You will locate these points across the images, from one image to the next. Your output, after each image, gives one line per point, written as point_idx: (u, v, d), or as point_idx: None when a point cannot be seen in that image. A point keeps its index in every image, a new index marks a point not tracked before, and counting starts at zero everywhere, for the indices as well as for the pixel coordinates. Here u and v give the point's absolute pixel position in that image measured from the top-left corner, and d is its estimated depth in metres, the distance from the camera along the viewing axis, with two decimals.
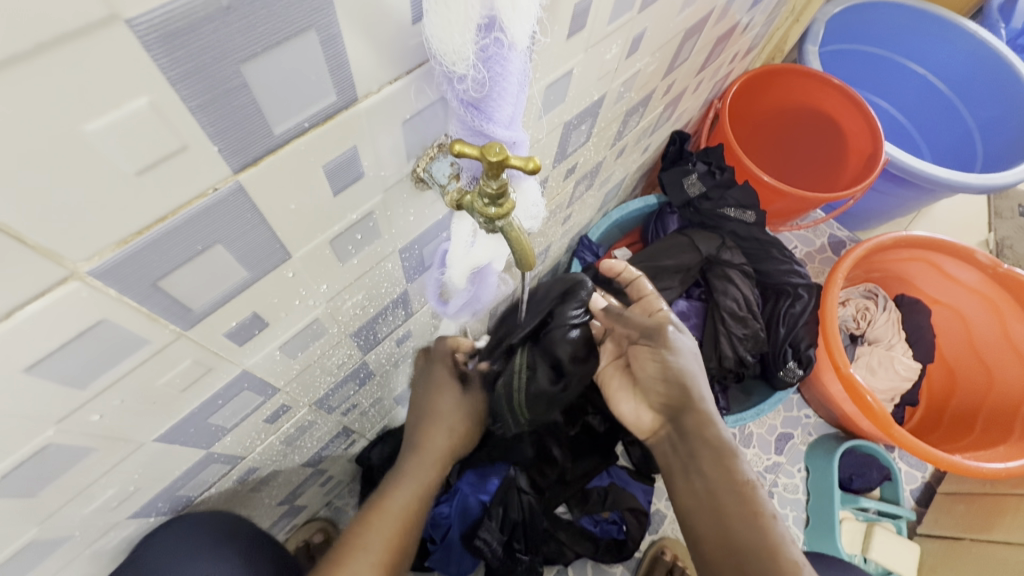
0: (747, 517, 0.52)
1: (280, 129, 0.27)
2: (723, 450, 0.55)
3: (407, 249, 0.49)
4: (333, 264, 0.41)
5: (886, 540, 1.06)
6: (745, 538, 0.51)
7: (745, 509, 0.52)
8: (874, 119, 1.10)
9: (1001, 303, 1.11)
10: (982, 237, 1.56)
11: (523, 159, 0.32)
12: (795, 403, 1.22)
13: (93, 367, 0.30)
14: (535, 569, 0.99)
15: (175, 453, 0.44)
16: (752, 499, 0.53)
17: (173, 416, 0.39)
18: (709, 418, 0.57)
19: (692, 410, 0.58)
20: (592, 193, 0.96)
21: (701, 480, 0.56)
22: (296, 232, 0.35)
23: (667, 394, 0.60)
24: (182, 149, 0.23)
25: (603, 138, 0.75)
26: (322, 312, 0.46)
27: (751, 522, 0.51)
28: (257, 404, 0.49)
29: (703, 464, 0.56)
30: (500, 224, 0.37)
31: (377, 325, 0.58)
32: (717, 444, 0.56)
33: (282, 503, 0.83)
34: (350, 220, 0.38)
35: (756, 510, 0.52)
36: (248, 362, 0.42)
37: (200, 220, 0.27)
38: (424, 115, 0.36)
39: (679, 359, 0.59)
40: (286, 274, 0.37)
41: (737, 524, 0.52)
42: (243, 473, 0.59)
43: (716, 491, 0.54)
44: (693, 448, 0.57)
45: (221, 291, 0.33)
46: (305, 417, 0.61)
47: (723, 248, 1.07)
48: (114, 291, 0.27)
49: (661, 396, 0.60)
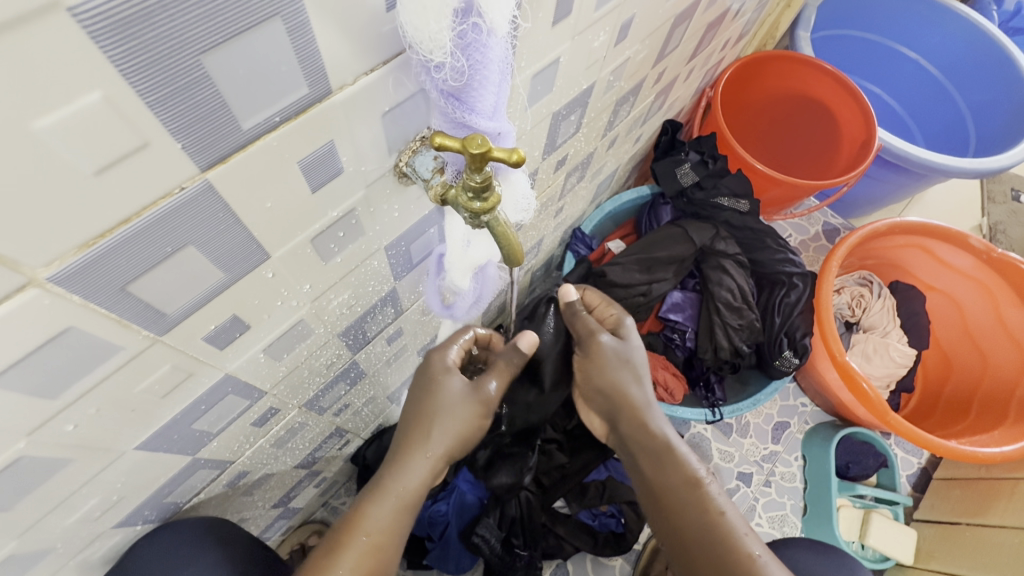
0: (700, 526, 0.51)
1: (248, 125, 0.26)
2: (664, 448, 0.56)
3: (393, 246, 0.48)
4: (316, 263, 0.40)
5: (883, 525, 1.07)
6: (703, 545, 0.51)
7: (692, 511, 0.52)
8: (866, 104, 1.09)
9: (995, 287, 1.10)
10: (975, 222, 1.56)
11: (506, 151, 0.31)
12: (792, 392, 1.22)
13: (63, 376, 0.28)
14: (535, 564, 0.98)
15: (160, 461, 0.43)
16: (700, 496, 0.53)
17: (153, 423, 0.38)
18: (646, 418, 0.58)
19: (631, 416, 0.59)
20: (584, 184, 0.94)
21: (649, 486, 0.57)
22: (272, 231, 0.33)
23: (606, 399, 0.61)
24: (142, 146, 0.22)
25: (593, 128, 0.74)
26: (307, 313, 0.44)
27: (700, 518, 0.52)
28: (243, 408, 0.48)
29: (649, 470, 0.57)
30: (485, 219, 0.36)
31: (367, 323, 0.57)
32: (655, 445, 0.56)
33: (276, 505, 0.82)
34: (331, 218, 0.37)
35: (704, 506, 0.52)
36: (232, 366, 0.41)
37: (170, 219, 0.26)
38: (404, 108, 0.34)
39: (611, 362, 0.59)
40: (266, 274, 0.36)
41: (688, 525, 0.52)
42: (234, 477, 0.59)
43: (668, 502, 0.54)
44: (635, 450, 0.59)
45: (196, 295, 0.32)
46: (295, 418, 0.61)
47: (717, 237, 1.07)
48: (80, 297, 0.25)
49: (606, 403, 0.62)
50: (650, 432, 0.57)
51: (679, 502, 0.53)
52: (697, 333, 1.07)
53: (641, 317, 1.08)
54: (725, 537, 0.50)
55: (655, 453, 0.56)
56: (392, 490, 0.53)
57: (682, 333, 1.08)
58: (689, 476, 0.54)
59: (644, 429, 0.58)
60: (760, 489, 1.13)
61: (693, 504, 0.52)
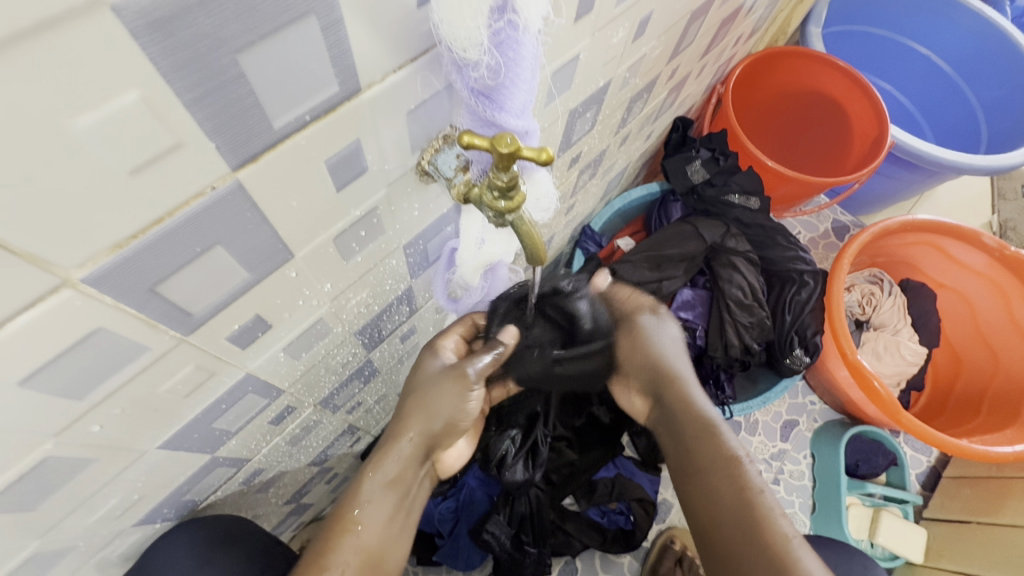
0: (737, 499, 0.50)
1: (279, 123, 0.25)
2: (708, 423, 0.56)
3: (411, 244, 0.48)
4: (337, 262, 0.40)
5: (893, 524, 1.07)
6: (738, 518, 0.49)
7: (730, 482, 0.51)
8: (879, 101, 1.08)
9: (1007, 285, 1.10)
10: (986, 219, 1.55)
11: (535, 150, 0.31)
12: (800, 390, 1.22)
13: (91, 377, 0.28)
14: (545, 561, 0.98)
15: (181, 459, 0.43)
16: (739, 471, 0.52)
17: (175, 423, 0.38)
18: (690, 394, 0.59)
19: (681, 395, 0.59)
20: (595, 181, 0.94)
21: (687, 457, 0.56)
22: (295, 230, 0.33)
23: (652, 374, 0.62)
24: (178, 146, 0.22)
25: (607, 125, 0.73)
26: (327, 311, 0.44)
27: (739, 494, 0.50)
28: (261, 407, 0.48)
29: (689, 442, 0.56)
30: (510, 217, 0.36)
31: (382, 322, 0.57)
32: (695, 421, 0.56)
33: (288, 502, 0.82)
34: (353, 217, 0.37)
35: (743, 483, 0.51)
36: (252, 365, 0.41)
37: (200, 219, 0.26)
38: (429, 106, 0.34)
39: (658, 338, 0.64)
40: (289, 274, 0.36)
41: (725, 500, 0.50)
42: (249, 475, 0.59)
43: (704, 473, 0.53)
44: (677, 424, 0.58)
45: (222, 294, 0.31)
46: (310, 416, 0.61)
47: (728, 235, 1.06)
48: (110, 298, 0.25)
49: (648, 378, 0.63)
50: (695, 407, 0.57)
51: (718, 473, 0.52)
52: (707, 331, 1.06)
53: None
54: (761, 514, 0.49)
55: (698, 428, 0.56)
56: (375, 469, 0.51)
57: (693, 331, 1.05)
58: (728, 452, 0.53)
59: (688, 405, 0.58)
60: (769, 487, 1.13)
61: (732, 481, 0.51)
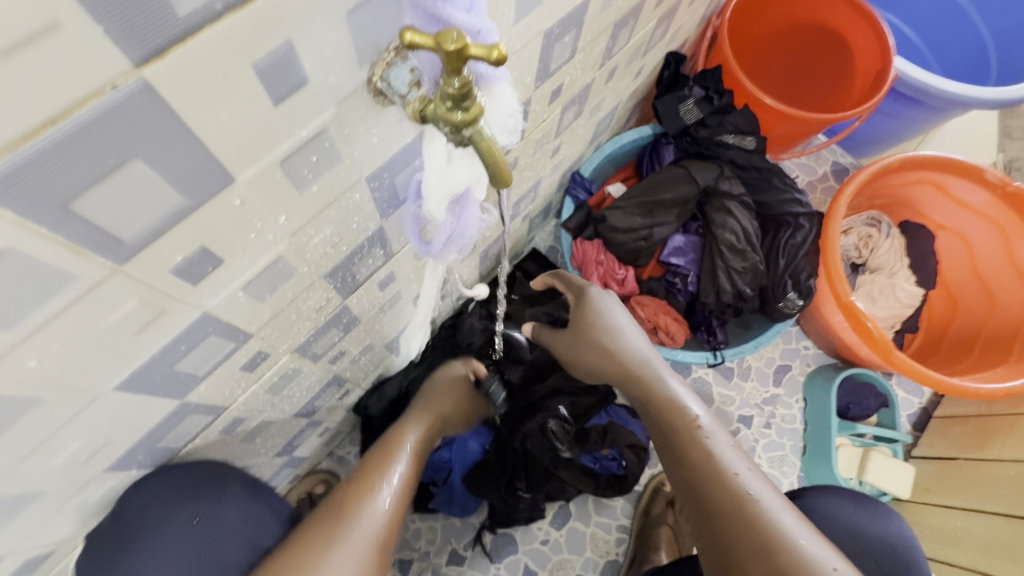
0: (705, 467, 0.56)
1: (185, 10, 0.23)
2: (670, 402, 0.62)
3: (375, 177, 0.45)
4: (290, 191, 0.37)
5: (882, 463, 1.08)
6: (710, 485, 0.55)
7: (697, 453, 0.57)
8: (884, 30, 1.02)
9: (1006, 223, 1.07)
10: (991, 158, 1.50)
11: (484, 48, 0.28)
12: (794, 335, 1.21)
13: (15, 305, 0.27)
14: (537, 505, 1.02)
15: (145, 403, 0.42)
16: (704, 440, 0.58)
17: (130, 363, 0.37)
18: (645, 370, 0.65)
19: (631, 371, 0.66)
20: (581, 122, 0.89)
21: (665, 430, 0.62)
22: (232, 147, 0.30)
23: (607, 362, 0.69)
24: (55, 27, 0.19)
25: (590, 55, 0.69)
26: (286, 249, 0.42)
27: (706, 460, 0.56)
28: (228, 350, 0.46)
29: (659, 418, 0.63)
30: (468, 134, 0.33)
31: (354, 265, 0.55)
32: (662, 400, 0.63)
33: (280, 453, 0.83)
34: (301, 138, 0.34)
35: (709, 452, 0.57)
36: (210, 304, 0.39)
37: (106, 122, 0.23)
38: (372, 8, 0.31)
39: (601, 322, 0.69)
40: (232, 201, 0.33)
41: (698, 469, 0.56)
42: (229, 423, 0.58)
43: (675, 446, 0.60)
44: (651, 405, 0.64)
45: (154, 220, 0.29)
46: (289, 364, 0.60)
47: (722, 177, 1.02)
48: (14, 214, 0.23)
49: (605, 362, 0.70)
50: (658, 387, 0.64)
51: (689, 443, 0.58)
52: (699, 277, 1.04)
53: (642, 262, 1.07)
54: (726, 477, 0.54)
55: (665, 407, 0.62)
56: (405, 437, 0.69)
57: (684, 277, 1.05)
58: (694, 425, 0.60)
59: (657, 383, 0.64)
60: (761, 430, 1.14)
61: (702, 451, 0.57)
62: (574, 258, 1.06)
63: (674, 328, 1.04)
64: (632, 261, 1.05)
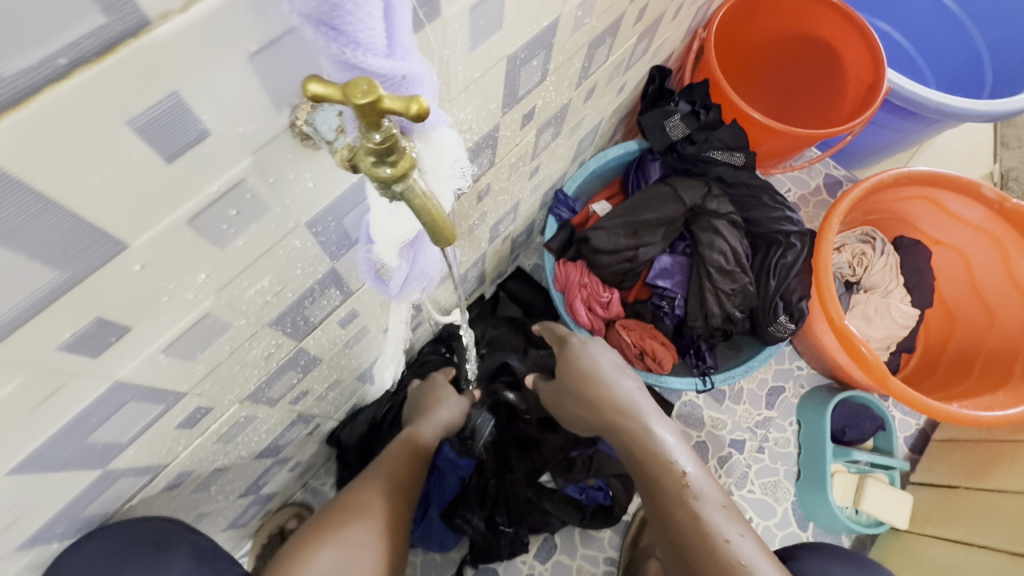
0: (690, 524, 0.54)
1: (14, 68, 0.19)
2: (651, 452, 0.61)
3: (316, 221, 0.41)
4: (206, 248, 0.33)
5: (878, 491, 1.04)
6: (694, 547, 0.53)
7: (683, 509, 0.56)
8: (877, 43, 0.99)
9: (1005, 238, 1.03)
10: (987, 169, 1.47)
11: (401, 101, 0.24)
12: (787, 355, 1.17)
13: None
14: (521, 540, 0.96)
15: (56, 478, 0.37)
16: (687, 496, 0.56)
17: (26, 444, 0.33)
18: (625, 417, 0.65)
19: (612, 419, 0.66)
20: (561, 141, 0.85)
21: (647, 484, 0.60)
22: (117, 211, 0.26)
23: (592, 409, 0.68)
24: None
25: (563, 76, 0.65)
26: (214, 305, 0.38)
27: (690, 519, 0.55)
28: (157, 412, 0.42)
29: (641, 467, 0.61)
30: (399, 188, 0.29)
31: (306, 309, 0.51)
32: (643, 450, 0.61)
33: (244, 494, 0.79)
34: (211, 193, 0.30)
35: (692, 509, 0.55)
36: (122, 372, 0.35)
37: None
38: (281, 48, 0.27)
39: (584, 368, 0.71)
40: (130, 267, 0.29)
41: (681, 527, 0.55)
42: (174, 478, 0.54)
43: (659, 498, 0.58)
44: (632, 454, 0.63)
45: (23, 300, 0.25)
46: (239, 412, 0.55)
47: (709, 196, 0.98)
48: None
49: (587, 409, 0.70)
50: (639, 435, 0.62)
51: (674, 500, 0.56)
52: (686, 300, 1.00)
53: (628, 284, 1.03)
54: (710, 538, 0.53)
55: (647, 456, 0.61)
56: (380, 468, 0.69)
57: (671, 300, 1.01)
58: (677, 477, 0.58)
59: (639, 432, 0.62)
60: (753, 455, 1.10)
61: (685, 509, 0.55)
62: (557, 280, 1.02)
63: (661, 353, 0.99)
64: (617, 282, 1.01)
